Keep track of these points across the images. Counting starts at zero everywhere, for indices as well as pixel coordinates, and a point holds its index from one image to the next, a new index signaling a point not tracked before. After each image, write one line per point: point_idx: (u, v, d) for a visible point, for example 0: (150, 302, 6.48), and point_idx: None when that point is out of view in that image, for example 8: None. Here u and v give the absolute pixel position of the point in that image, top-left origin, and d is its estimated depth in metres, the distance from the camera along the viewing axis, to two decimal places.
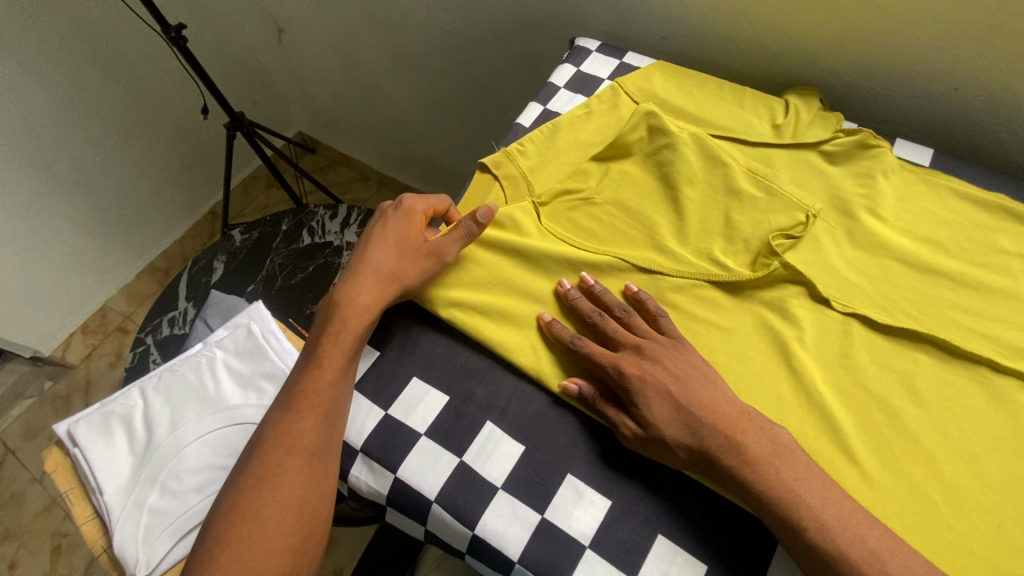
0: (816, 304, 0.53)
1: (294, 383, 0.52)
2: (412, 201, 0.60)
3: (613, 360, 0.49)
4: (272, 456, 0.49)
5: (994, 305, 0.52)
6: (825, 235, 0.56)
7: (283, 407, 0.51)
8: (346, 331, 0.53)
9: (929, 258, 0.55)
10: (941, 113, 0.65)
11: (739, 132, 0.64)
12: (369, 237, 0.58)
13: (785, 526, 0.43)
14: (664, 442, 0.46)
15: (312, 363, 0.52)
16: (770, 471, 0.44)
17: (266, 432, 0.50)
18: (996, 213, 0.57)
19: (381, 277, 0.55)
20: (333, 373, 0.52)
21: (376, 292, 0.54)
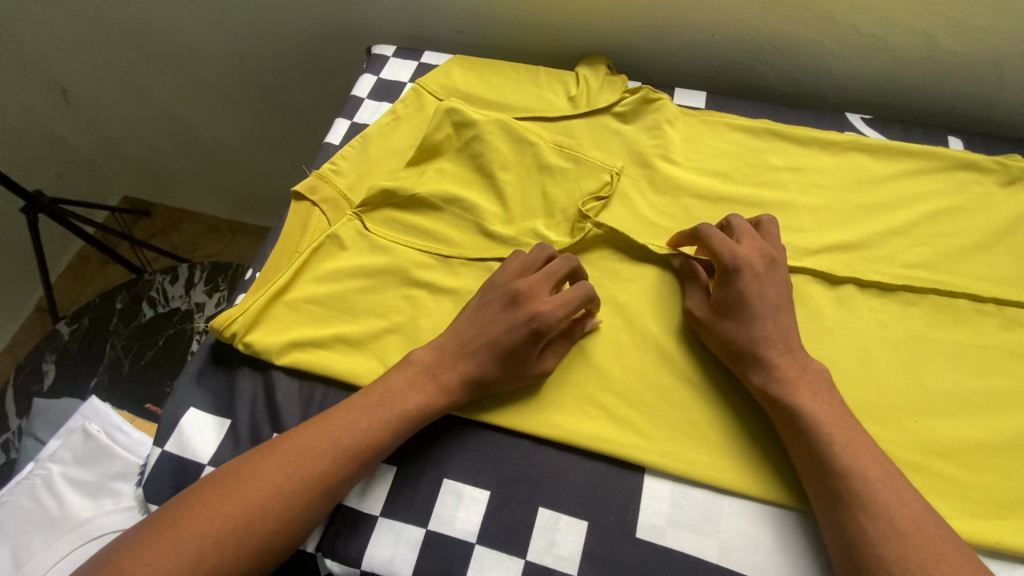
0: (636, 253, 0.57)
1: (381, 395, 0.47)
2: (559, 299, 0.49)
3: (732, 252, 0.50)
4: (308, 464, 0.44)
5: (776, 216, 0.59)
6: (631, 189, 0.61)
7: (353, 415, 0.46)
8: (445, 368, 0.49)
9: (719, 188, 0.61)
10: (707, 59, 0.73)
11: (539, 110, 0.67)
12: (492, 313, 0.50)
13: (814, 447, 0.43)
14: (737, 343, 0.48)
15: (414, 378, 0.48)
16: (805, 393, 0.45)
17: (319, 432, 0.45)
18: (764, 137, 0.64)
19: (471, 372, 0.48)
20: (408, 414, 0.47)
21: (463, 379, 0.48)
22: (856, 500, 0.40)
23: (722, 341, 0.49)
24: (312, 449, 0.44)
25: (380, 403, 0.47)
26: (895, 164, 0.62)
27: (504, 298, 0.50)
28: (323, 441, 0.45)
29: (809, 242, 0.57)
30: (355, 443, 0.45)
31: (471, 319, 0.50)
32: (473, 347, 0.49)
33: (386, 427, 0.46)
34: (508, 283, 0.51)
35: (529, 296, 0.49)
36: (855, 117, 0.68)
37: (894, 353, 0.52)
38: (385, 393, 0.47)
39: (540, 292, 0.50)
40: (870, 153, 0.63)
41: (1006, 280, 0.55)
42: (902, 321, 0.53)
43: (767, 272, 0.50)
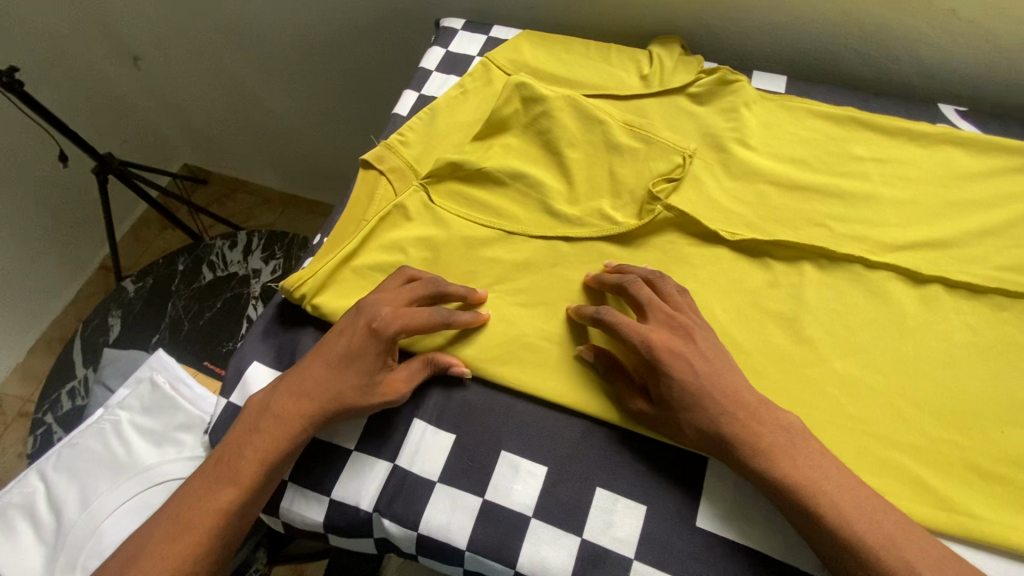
0: (705, 238, 0.56)
1: (238, 441, 0.46)
2: (400, 312, 0.48)
3: (638, 334, 0.47)
4: (195, 528, 0.44)
5: (858, 209, 0.56)
6: (703, 173, 0.59)
7: (219, 470, 0.46)
8: (292, 406, 0.47)
9: (797, 176, 0.58)
10: (789, 43, 0.69)
11: (610, 88, 0.65)
12: (331, 349, 0.48)
13: (802, 515, 0.41)
14: (675, 421, 0.45)
15: (262, 416, 0.47)
16: (788, 464, 0.42)
17: (198, 494, 0.45)
18: (849, 124, 0.61)
19: (330, 389, 0.47)
20: (272, 447, 0.46)
21: (319, 414, 0.47)
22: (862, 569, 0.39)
23: (658, 421, 0.45)
24: (195, 511, 0.44)
25: (240, 449, 0.46)
26: (995, 159, 0.58)
27: (349, 326, 0.49)
28: (201, 500, 0.45)
29: (895, 237, 0.54)
30: (233, 490, 0.45)
31: (308, 362, 0.49)
32: (325, 368, 0.48)
33: (255, 464, 0.45)
34: (347, 315, 0.50)
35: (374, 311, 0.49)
36: (949, 108, 0.64)
37: (982, 358, 0.49)
38: (243, 439, 0.46)
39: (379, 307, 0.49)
40: (967, 146, 0.58)
41: None
42: (994, 326, 0.50)
43: (673, 333, 0.47)
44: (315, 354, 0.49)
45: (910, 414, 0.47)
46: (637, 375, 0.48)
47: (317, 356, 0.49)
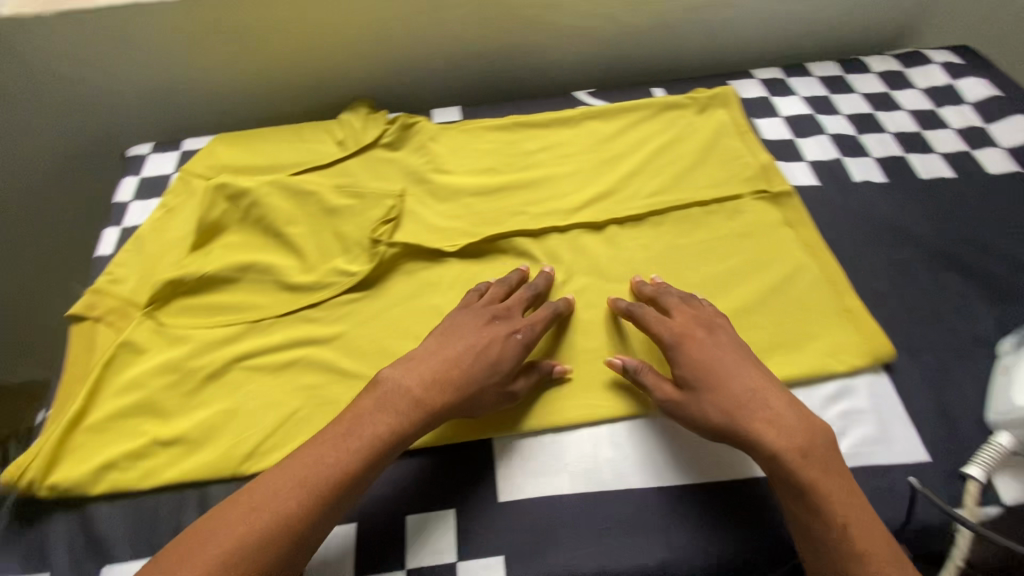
0: (434, 257, 0.61)
1: (368, 414, 0.46)
2: (535, 318, 0.53)
3: (666, 327, 0.52)
4: (307, 488, 0.42)
5: (543, 190, 0.67)
6: (415, 205, 0.65)
7: (343, 437, 0.45)
8: (432, 382, 0.48)
9: (489, 180, 0.67)
10: (453, 79, 0.80)
11: (312, 161, 0.70)
12: (472, 339, 0.50)
13: (806, 505, 0.43)
14: (695, 407, 0.47)
15: (399, 389, 0.47)
16: (818, 469, 0.44)
17: (313, 456, 0.44)
18: (515, 128, 0.73)
19: (466, 373, 0.48)
20: (406, 425, 0.46)
21: (455, 395, 0.48)
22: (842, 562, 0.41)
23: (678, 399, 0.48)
24: (305, 474, 0.43)
25: (370, 421, 0.46)
26: (620, 120, 0.74)
27: (490, 327, 0.52)
28: (314, 463, 0.43)
29: (574, 202, 0.65)
30: (360, 459, 0.44)
31: (440, 344, 0.50)
32: (465, 351, 0.49)
33: (384, 441, 0.45)
34: (481, 320, 0.52)
35: (504, 318, 0.53)
36: (581, 94, 0.79)
37: (660, 267, 0.61)
38: (370, 409, 0.46)
39: (512, 316, 0.54)
40: (598, 118, 0.74)
41: (723, 183, 0.67)
42: (660, 241, 0.63)
43: (713, 332, 0.51)
44: (453, 340, 0.50)
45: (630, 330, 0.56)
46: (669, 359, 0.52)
47: (457, 339, 0.50)
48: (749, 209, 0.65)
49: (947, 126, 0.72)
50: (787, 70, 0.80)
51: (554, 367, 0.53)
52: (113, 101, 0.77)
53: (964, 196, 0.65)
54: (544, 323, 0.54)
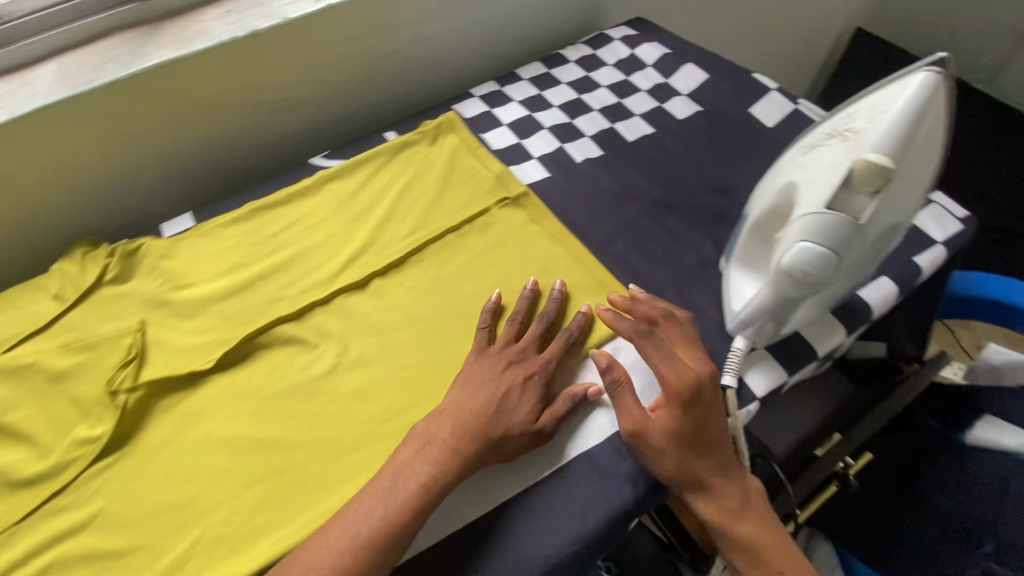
0: (192, 382, 0.56)
1: (413, 464, 0.47)
2: (551, 350, 0.55)
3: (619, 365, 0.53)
4: (361, 541, 0.43)
5: (296, 268, 0.65)
6: (160, 333, 0.60)
7: (391, 486, 0.46)
8: (464, 430, 0.49)
9: (236, 278, 0.63)
10: (178, 185, 0.75)
11: (24, 328, 0.61)
12: (491, 389, 0.51)
13: (748, 556, 0.49)
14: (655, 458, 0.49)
15: (439, 435, 0.49)
16: (744, 514, 0.50)
17: (362, 510, 0.45)
18: (254, 214, 0.69)
19: (493, 419, 0.50)
20: (444, 480, 0.47)
21: (482, 445, 0.49)
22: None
23: (659, 455, 0.49)
24: (356, 529, 0.44)
25: (416, 472, 0.47)
26: (359, 174, 0.74)
27: (510, 369, 0.53)
28: (364, 517, 0.44)
29: (330, 268, 0.64)
30: (409, 515, 0.45)
31: (463, 396, 0.51)
32: (486, 399, 0.51)
33: (430, 491, 0.46)
34: (498, 365, 0.53)
35: (521, 359, 0.54)
36: (317, 158, 0.77)
37: (430, 302, 0.61)
38: (411, 462, 0.47)
39: (528, 352, 0.55)
40: (337, 177, 0.73)
41: (469, 203, 0.70)
42: (424, 276, 0.64)
43: (710, 395, 0.50)
44: (477, 386, 0.52)
45: (415, 376, 0.56)
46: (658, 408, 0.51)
47: (479, 386, 0.52)
48: (498, 219, 0.69)
49: (640, 91, 0.82)
50: (501, 80, 0.86)
51: (586, 391, 0.54)
52: None
53: (667, 147, 0.75)
54: (555, 355, 0.55)
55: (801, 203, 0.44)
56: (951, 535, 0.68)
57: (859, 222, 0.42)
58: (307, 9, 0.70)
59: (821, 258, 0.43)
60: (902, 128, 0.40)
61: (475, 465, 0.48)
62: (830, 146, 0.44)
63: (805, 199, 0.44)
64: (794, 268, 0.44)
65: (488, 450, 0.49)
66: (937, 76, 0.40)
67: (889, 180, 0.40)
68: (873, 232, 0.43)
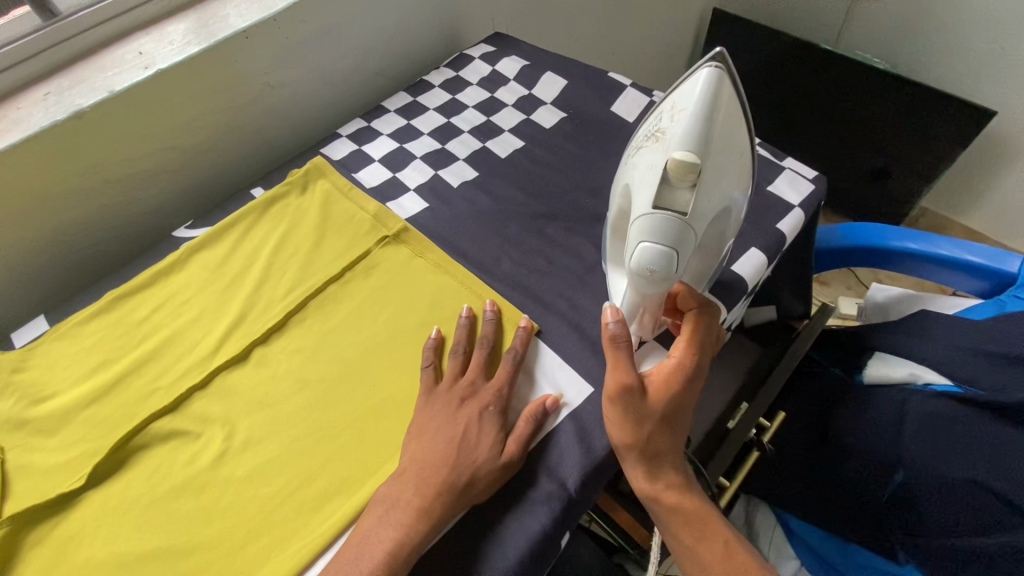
0: (64, 504, 0.51)
1: (384, 517, 0.47)
2: (500, 378, 0.55)
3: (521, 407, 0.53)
4: None
5: (169, 353, 0.60)
6: (20, 457, 0.54)
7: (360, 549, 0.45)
8: (431, 476, 0.48)
9: (102, 379, 0.58)
10: (28, 287, 0.69)
11: None
12: (448, 431, 0.51)
13: (691, 530, 0.49)
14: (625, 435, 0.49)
15: (405, 481, 0.48)
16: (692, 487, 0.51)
17: None
18: (115, 304, 0.64)
19: (457, 460, 0.49)
20: (418, 531, 0.46)
21: (449, 497, 0.47)
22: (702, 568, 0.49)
23: (641, 421, 0.48)
24: None
25: (385, 529, 0.46)
26: (228, 238, 0.70)
27: (461, 408, 0.53)
28: None
29: (206, 346, 0.60)
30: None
31: (421, 447, 0.50)
32: (444, 443, 0.50)
33: (403, 546, 0.45)
34: (450, 404, 0.53)
35: (471, 393, 0.54)
36: (181, 230, 0.73)
37: (318, 360, 0.59)
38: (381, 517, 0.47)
39: (475, 384, 0.55)
40: (205, 246, 0.69)
41: (348, 248, 0.68)
42: (309, 334, 0.61)
43: (696, 372, 0.51)
44: (434, 429, 0.51)
45: (310, 443, 0.53)
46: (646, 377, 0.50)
47: (435, 431, 0.51)
48: (380, 260, 0.67)
49: (505, 106, 0.83)
50: (368, 116, 0.85)
51: (542, 408, 0.53)
52: None
53: (538, 157, 0.76)
54: (505, 381, 0.55)
55: (636, 206, 0.47)
56: (865, 470, 0.71)
57: (686, 216, 0.45)
58: (135, 78, 0.66)
59: (662, 254, 0.46)
60: (700, 124, 0.44)
61: (450, 510, 0.47)
62: (650, 149, 0.48)
63: (638, 202, 0.47)
64: (642, 266, 0.46)
65: (458, 494, 0.48)
66: (717, 71, 0.45)
67: (700, 173, 0.44)
68: (702, 222, 0.46)
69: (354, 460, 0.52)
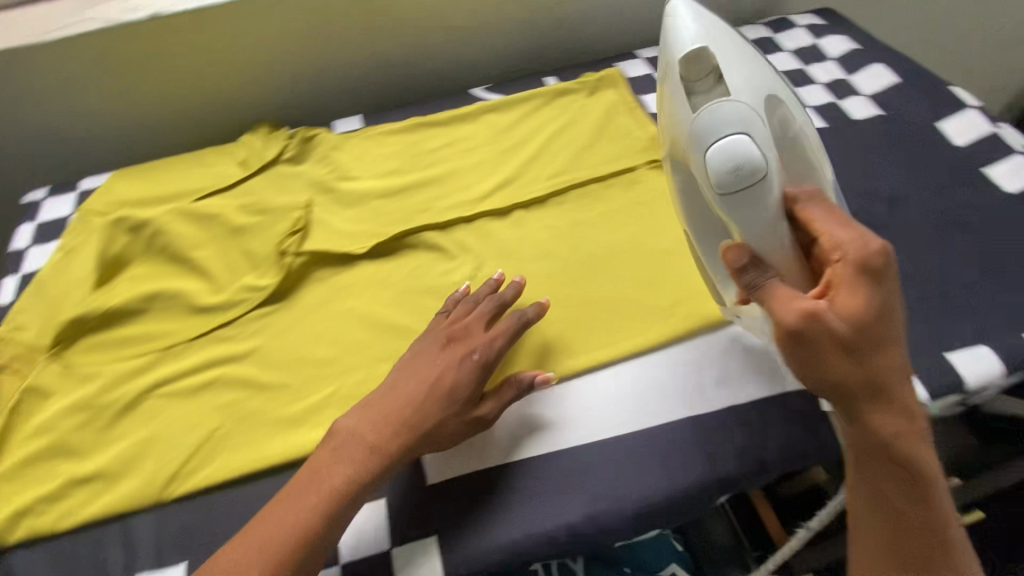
0: (344, 263, 0.62)
1: (354, 440, 0.46)
2: (495, 336, 0.52)
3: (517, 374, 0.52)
4: (309, 507, 0.43)
5: (446, 185, 0.69)
6: (321, 214, 0.67)
7: (341, 453, 0.46)
8: (398, 409, 0.48)
9: (393, 183, 0.69)
10: (353, 92, 0.81)
11: (214, 185, 0.69)
12: (426, 371, 0.50)
13: (904, 487, 0.39)
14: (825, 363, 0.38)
15: (374, 409, 0.48)
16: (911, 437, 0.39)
17: (312, 482, 0.45)
18: (415, 130, 0.75)
19: (426, 402, 0.48)
20: (378, 464, 0.46)
21: (407, 437, 0.47)
22: (901, 530, 0.39)
23: (844, 354, 0.38)
24: (305, 499, 0.44)
25: (354, 450, 0.46)
26: (517, 111, 0.76)
27: (445, 354, 0.51)
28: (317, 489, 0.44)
29: (477, 191, 0.68)
30: (343, 489, 0.44)
31: (400, 378, 0.50)
32: (416, 381, 0.49)
33: (367, 467, 0.45)
34: (436, 347, 0.52)
35: (462, 336, 0.52)
36: (479, 89, 0.81)
37: (565, 242, 0.63)
38: (354, 432, 0.47)
39: (467, 334, 0.52)
40: (497, 110, 0.76)
41: (620, 157, 0.70)
42: (564, 217, 0.66)
43: (884, 262, 0.39)
44: (409, 365, 0.51)
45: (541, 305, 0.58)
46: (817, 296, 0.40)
47: (414, 366, 0.50)
48: (645, 178, 0.68)
49: (815, 82, 0.78)
50: None
51: (523, 382, 0.51)
52: None
53: (835, 144, 0.71)
54: (499, 342, 0.52)
55: (682, 128, 0.45)
56: None
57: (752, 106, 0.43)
58: None
59: (741, 146, 0.41)
60: (700, 23, 0.45)
61: (406, 450, 0.47)
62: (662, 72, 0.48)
63: (682, 117, 0.45)
64: (716, 162, 0.42)
65: (421, 434, 0.48)
66: None
67: (716, 64, 0.44)
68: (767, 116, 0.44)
69: (578, 335, 0.57)
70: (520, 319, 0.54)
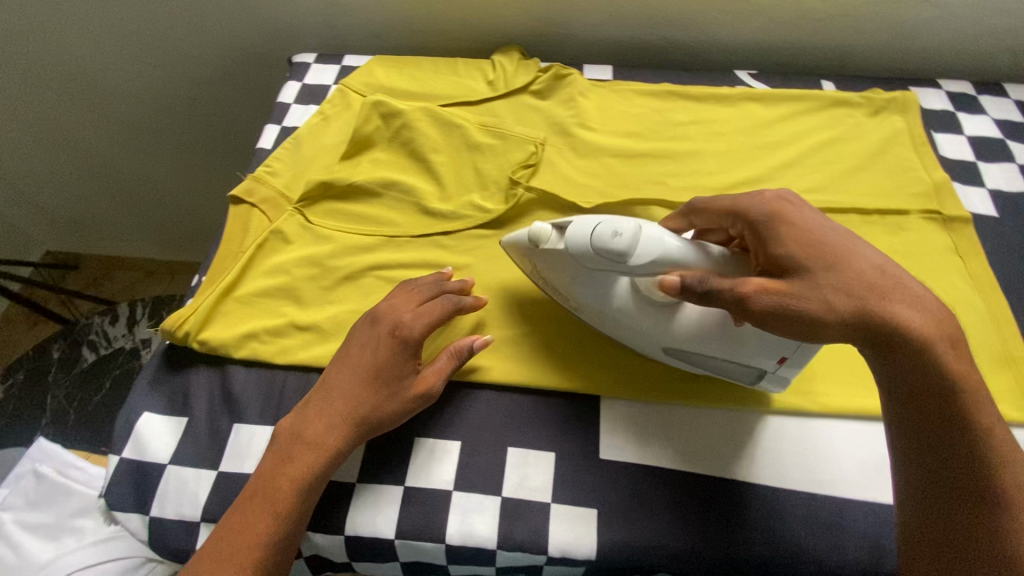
0: (566, 211, 0.61)
1: (292, 431, 0.46)
2: (420, 311, 0.50)
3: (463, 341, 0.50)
4: (270, 508, 0.43)
5: (686, 164, 0.65)
6: (554, 156, 0.65)
7: (286, 450, 0.45)
8: (333, 398, 0.47)
9: (633, 146, 0.66)
10: (610, 40, 0.78)
11: (461, 96, 0.71)
12: (354, 356, 0.48)
13: (941, 410, 0.37)
14: (810, 310, 0.38)
15: (305, 404, 0.47)
16: (925, 344, 0.37)
17: (268, 481, 0.44)
18: (667, 98, 0.70)
19: (353, 384, 0.47)
20: (325, 456, 0.45)
21: (348, 425, 0.46)
22: (969, 464, 0.36)
23: (820, 301, 0.38)
24: (268, 495, 0.44)
25: (295, 441, 0.46)
26: (783, 108, 0.69)
27: (371, 336, 0.49)
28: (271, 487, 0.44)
29: (718, 182, 0.63)
30: (292, 486, 0.44)
31: (334, 367, 0.49)
32: (340, 364, 0.48)
33: (308, 459, 0.45)
34: (365, 327, 0.50)
35: (389, 312, 0.50)
36: (743, 73, 0.74)
37: None
38: (297, 426, 0.46)
39: (393, 310, 0.50)
40: (760, 101, 0.69)
41: (890, 194, 0.61)
42: None
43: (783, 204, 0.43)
44: (336, 356, 0.49)
45: None
46: (762, 267, 0.42)
47: (337, 356, 0.49)
48: (914, 227, 0.59)
49: None
50: (982, 86, 0.72)
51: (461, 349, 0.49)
52: (284, 7, 0.81)
53: None
54: (434, 319, 0.50)
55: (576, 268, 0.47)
56: None
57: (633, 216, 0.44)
58: None
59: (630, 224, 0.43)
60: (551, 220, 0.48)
61: (344, 427, 0.46)
62: None
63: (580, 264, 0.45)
64: (600, 237, 0.43)
65: (361, 413, 0.46)
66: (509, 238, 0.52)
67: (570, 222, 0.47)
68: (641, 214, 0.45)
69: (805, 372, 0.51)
70: (450, 300, 0.51)
